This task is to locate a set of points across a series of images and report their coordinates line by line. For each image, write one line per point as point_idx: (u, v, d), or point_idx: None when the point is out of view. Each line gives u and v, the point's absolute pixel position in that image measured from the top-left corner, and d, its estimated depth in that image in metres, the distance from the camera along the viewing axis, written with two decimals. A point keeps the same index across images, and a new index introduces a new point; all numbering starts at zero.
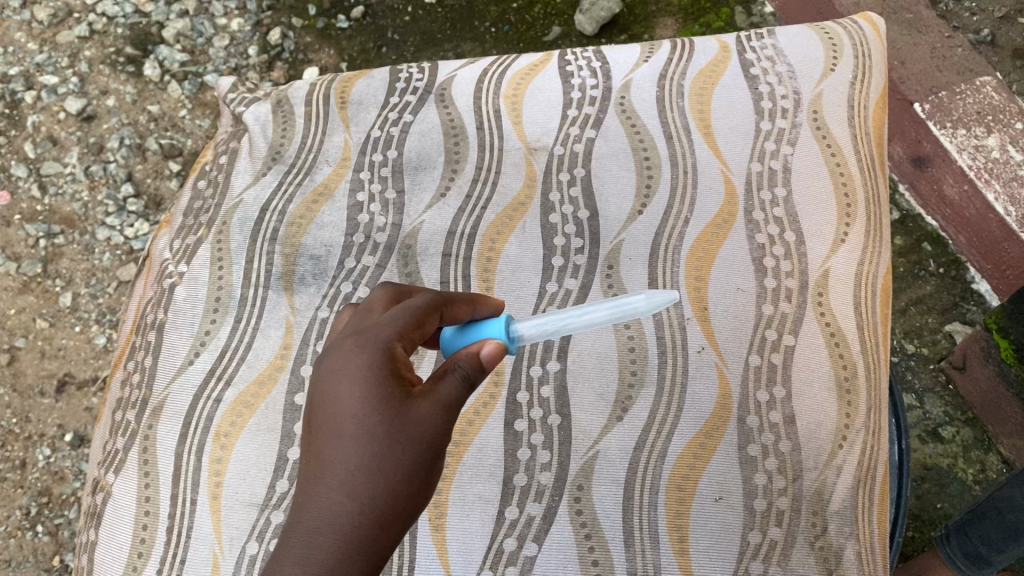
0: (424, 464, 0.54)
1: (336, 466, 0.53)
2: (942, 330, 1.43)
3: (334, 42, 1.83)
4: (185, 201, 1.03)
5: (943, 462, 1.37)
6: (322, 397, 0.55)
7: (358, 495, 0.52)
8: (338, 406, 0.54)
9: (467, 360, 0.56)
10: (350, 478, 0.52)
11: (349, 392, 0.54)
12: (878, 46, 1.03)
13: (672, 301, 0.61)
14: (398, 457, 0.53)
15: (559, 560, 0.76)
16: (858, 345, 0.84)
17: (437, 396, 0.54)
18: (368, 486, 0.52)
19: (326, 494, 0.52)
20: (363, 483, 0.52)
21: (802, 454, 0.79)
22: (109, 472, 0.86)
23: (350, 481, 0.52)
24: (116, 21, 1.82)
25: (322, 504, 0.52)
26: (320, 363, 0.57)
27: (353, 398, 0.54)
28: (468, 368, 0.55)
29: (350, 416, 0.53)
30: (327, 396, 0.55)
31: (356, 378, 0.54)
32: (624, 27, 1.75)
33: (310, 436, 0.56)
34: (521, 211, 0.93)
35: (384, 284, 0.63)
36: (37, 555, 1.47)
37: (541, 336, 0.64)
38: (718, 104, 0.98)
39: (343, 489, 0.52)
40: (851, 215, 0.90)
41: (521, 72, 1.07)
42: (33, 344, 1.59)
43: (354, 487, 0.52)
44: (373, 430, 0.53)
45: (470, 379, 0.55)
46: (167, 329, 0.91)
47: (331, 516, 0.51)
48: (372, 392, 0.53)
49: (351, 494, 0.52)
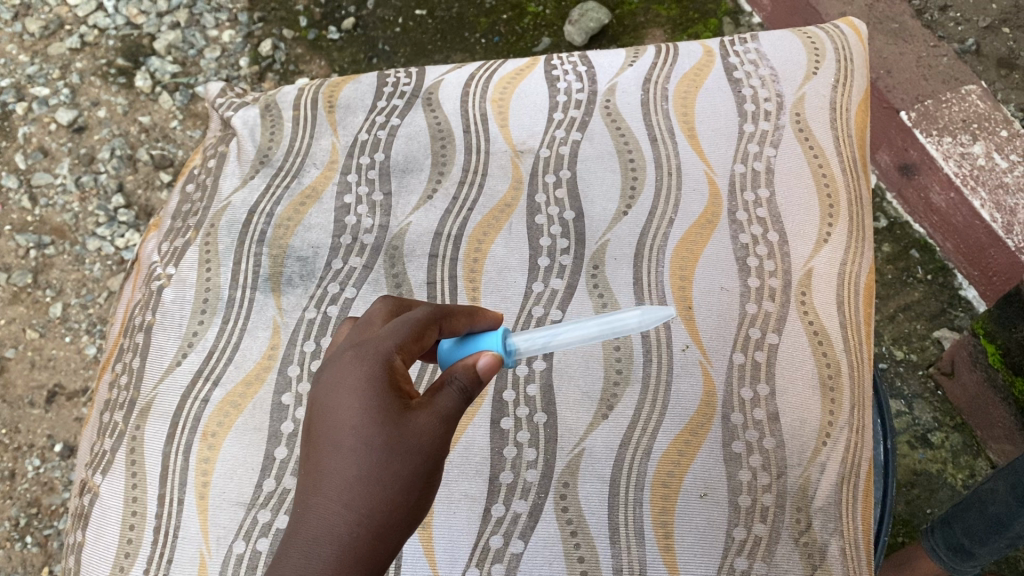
0: (421, 475, 0.54)
1: (335, 477, 0.53)
2: (930, 336, 1.47)
3: (325, 53, 1.84)
4: (174, 205, 1.04)
5: (932, 468, 1.39)
6: (322, 410, 0.56)
7: (358, 505, 0.52)
8: (337, 417, 0.54)
9: (464, 372, 0.56)
10: (349, 488, 0.53)
11: (348, 405, 0.54)
12: (860, 49, 1.05)
13: (667, 317, 0.61)
14: (398, 468, 0.53)
15: (545, 557, 0.76)
16: (841, 344, 0.85)
17: (435, 407, 0.54)
18: (367, 495, 0.52)
19: (325, 504, 0.52)
20: (362, 493, 0.52)
21: (786, 451, 0.80)
22: (97, 473, 0.85)
23: (348, 491, 0.53)
24: (108, 33, 1.84)
25: (321, 514, 0.52)
26: (321, 374, 0.58)
27: (352, 409, 0.54)
28: (465, 380, 0.55)
29: (349, 428, 0.54)
30: (328, 407, 0.55)
31: (354, 391, 0.54)
32: (613, 38, 1.78)
33: (311, 447, 0.56)
34: (507, 211, 0.94)
35: (385, 297, 0.64)
36: (25, 566, 1.45)
37: (537, 349, 0.64)
38: (702, 107, 1.00)
39: (342, 499, 0.52)
40: (834, 216, 0.91)
41: (507, 76, 1.08)
42: (23, 354, 1.59)
43: (353, 497, 0.52)
44: (371, 441, 0.53)
45: (467, 392, 0.55)
46: (155, 330, 0.91)
47: (330, 526, 0.51)
48: (371, 404, 0.54)
49: (350, 504, 0.52)
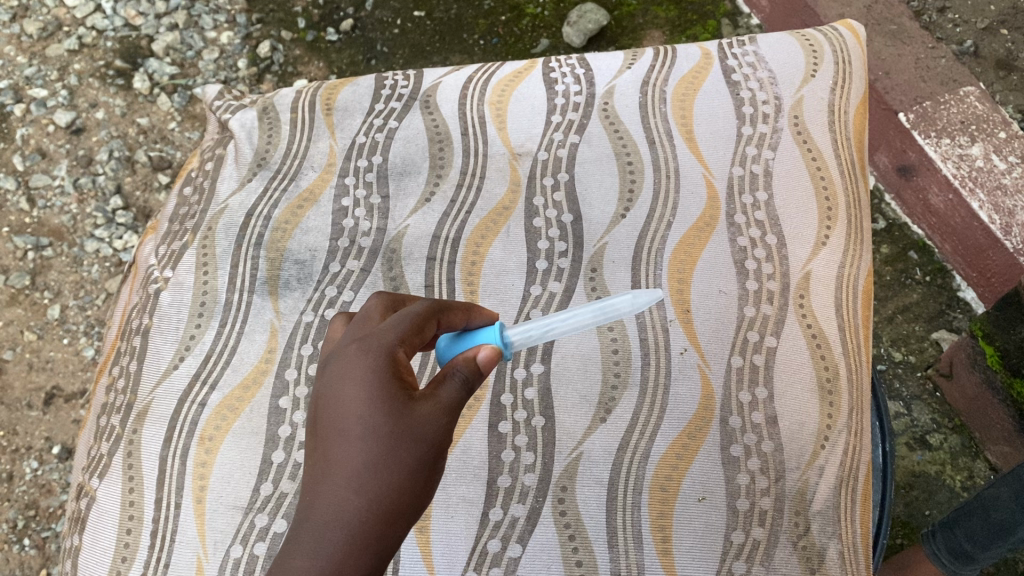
0: (426, 465, 0.54)
1: (343, 464, 0.53)
2: (929, 338, 1.47)
3: (323, 55, 1.84)
4: (171, 208, 1.03)
5: (931, 469, 1.39)
6: (328, 399, 0.55)
7: (367, 492, 0.52)
8: (343, 406, 0.54)
9: (465, 365, 0.56)
10: (358, 476, 0.52)
11: (354, 394, 0.54)
12: (858, 51, 1.05)
13: (655, 300, 0.62)
14: (405, 455, 0.53)
15: (543, 561, 0.76)
16: (839, 347, 0.85)
17: (438, 398, 0.54)
18: (375, 482, 0.52)
19: (335, 490, 0.52)
20: (370, 480, 0.52)
21: (784, 454, 0.80)
22: (93, 477, 0.85)
23: (357, 478, 0.52)
24: (105, 35, 1.84)
25: (331, 500, 0.52)
26: (324, 367, 0.57)
27: (358, 399, 0.53)
28: (466, 372, 0.55)
29: (356, 417, 0.53)
30: (334, 397, 0.54)
31: (360, 380, 0.54)
32: (611, 39, 1.78)
33: (317, 436, 0.55)
34: (505, 214, 0.94)
35: (382, 291, 0.63)
36: (24, 568, 1.45)
37: (531, 340, 0.64)
38: (700, 110, 1.00)
39: (351, 486, 0.52)
40: (832, 219, 0.91)
41: (505, 79, 1.08)
42: (21, 356, 1.58)
43: (362, 484, 0.52)
44: (378, 429, 0.53)
45: (469, 383, 0.55)
46: (153, 334, 0.91)
47: (340, 512, 0.51)
48: (377, 392, 0.53)
49: (359, 490, 0.52)
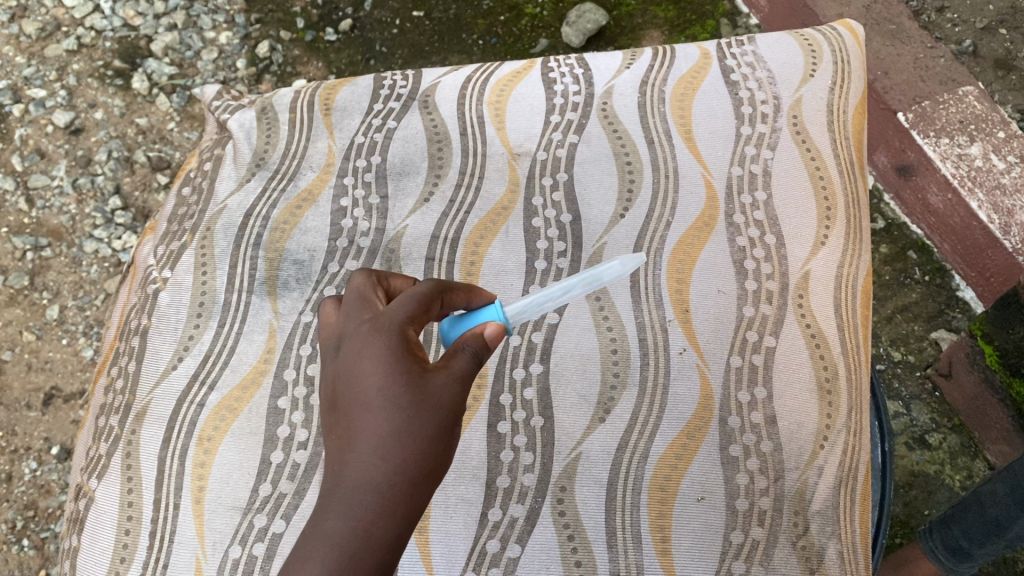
0: (448, 432, 0.54)
1: (367, 434, 0.52)
2: (928, 337, 1.47)
3: (322, 54, 1.84)
4: (169, 209, 1.03)
5: (930, 469, 1.39)
6: (345, 375, 0.54)
7: (393, 458, 0.51)
8: (362, 379, 0.53)
9: (473, 340, 0.56)
10: (382, 443, 0.51)
11: (372, 366, 0.53)
12: (857, 51, 1.05)
13: (640, 262, 0.61)
14: (427, 421, 0.52)
15: (542, 561, 0.76)
16: (838, 346, 0.85)
17: (452, 368, 0.54)
18: (400, 449, 0.51)
19: (360, 458, 0.51)
20: (395, 447, 0.51)
21: (784, 454, 0.80)
22: (92, 477, 0.85)
23: (382, 446, 0.51)
24: (105, 35, 1.84)
25: (357, 468, 0.51)
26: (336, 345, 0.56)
27: (376, 371, 0.53)
28: (475, 346, 0.56)
29: (376, 387, 0.53)
30: (352, 372, 0.54)
31: (377, 354, 0.53)
32: (611, 39, 1.77)
33: (336, 411, 0.55)
34: (504, 214, 0.94)
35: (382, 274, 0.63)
36: (23, 568, 1.45)
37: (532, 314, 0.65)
38: (699, 110, 1.00)
39: (376, 453, 0.51)
40: (831, 219, 0.91)
41: (503, 79, 1.08)
42: (19, 357, 1.58)
43: (387, 450, 0.51)
44: (400, 397, 0.52)
45: (479, 356, 0.56)
46: (151, 334, 0.90)
47: (367, 478, 0.50)
48: (394, 363, 0.53)
49: (385, 456, 0.51)
